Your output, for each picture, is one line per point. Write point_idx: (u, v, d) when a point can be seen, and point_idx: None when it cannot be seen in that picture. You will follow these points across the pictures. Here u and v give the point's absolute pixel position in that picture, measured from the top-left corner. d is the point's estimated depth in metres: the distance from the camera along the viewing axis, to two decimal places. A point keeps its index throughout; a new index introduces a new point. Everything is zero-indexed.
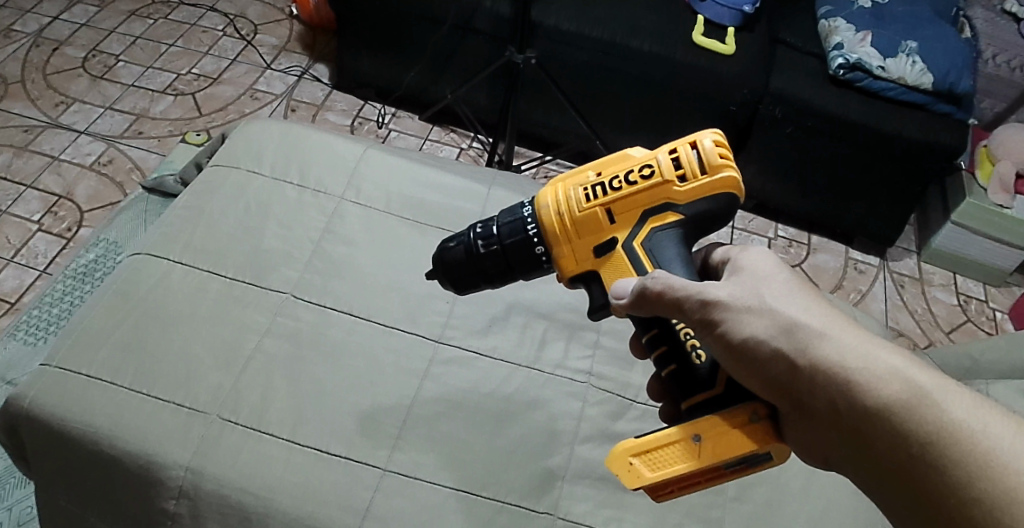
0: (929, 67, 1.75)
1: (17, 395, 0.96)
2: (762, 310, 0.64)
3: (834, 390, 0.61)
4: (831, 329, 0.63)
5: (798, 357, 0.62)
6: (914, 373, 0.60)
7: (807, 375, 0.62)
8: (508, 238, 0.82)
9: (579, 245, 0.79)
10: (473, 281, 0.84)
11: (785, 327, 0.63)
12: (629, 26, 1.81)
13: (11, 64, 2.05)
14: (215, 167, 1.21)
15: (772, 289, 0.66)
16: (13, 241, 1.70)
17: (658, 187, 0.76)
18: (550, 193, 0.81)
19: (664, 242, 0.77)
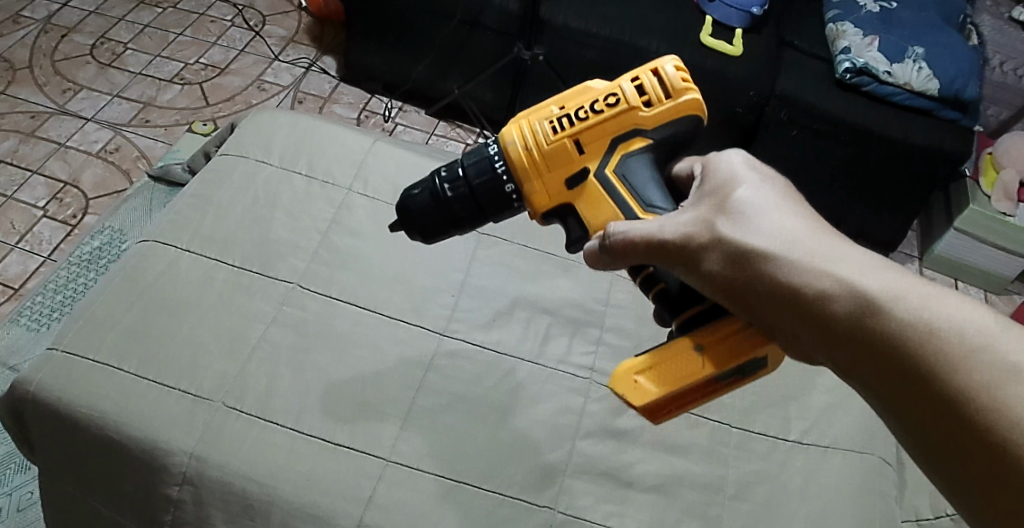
0: (935, 73, 1.76)
1: (23, 379, 0.96)
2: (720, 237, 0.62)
3: (795, 305, 0.58)
4: (789, 242, 0.59)
5: (757, 278, 0.60)
6: (879, 272, 0.55)
7: (767, 296, 0.60)
8: (476, 178, 0.80)
9: (550, 179, 0.78)
10: (443, 229, 0.82)
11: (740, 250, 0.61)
12: (638, 24, 1.81)
13: (19, 50, 2.06)
14: (224, 155, 1.22)
15: (734, 213, 0.63)
16: (17, 226, 1.70)
17: (624, 115, 0.76)
18: (513, 131, 0.79)
19: (637, 167, 0.77)
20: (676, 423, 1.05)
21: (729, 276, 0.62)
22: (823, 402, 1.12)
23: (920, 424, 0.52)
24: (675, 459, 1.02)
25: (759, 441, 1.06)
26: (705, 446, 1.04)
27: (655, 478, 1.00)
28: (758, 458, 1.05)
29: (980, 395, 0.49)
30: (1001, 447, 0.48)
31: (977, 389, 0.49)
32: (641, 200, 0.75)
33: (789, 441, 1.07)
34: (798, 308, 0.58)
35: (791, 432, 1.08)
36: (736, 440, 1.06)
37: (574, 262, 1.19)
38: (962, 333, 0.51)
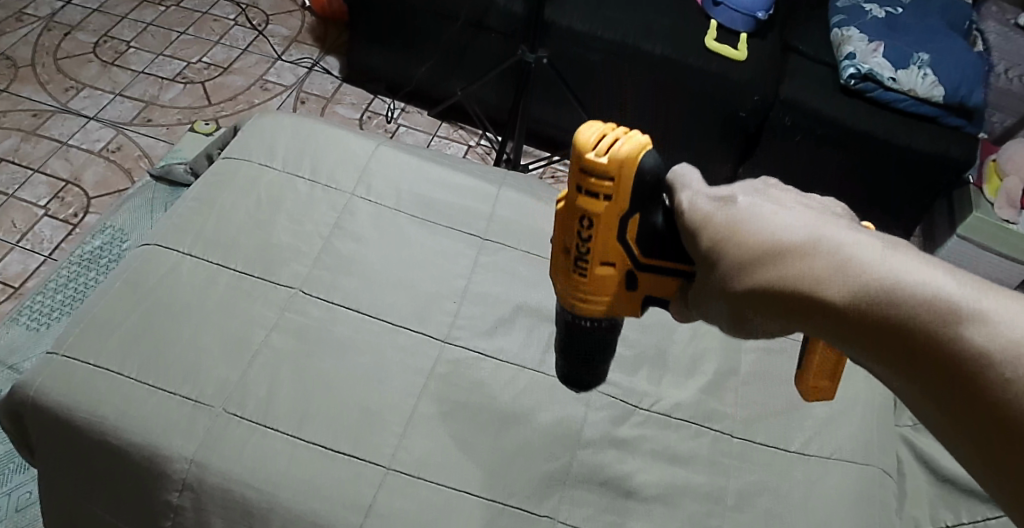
0: (940, 80, 1.74)
1: (24, 383, 0.96)
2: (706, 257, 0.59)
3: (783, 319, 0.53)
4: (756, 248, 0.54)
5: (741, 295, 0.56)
6: (836, 258, 0.49)
7: (755, 308, 0.55)
8: (568, 333, 0.78)
9: (620, 299, 0.72)
10: (593, 374, 0.83)
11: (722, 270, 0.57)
12: (642, 28, 1.80)
13: (22, 48, 2.05)
14: (227, 158, 1.21)
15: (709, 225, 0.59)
16: (18, 225, 1.70)
17: (603, 220, 0.66)
18: (564, 295, 0.74)
19: (657, 238, 0.67)
20: (677, 433, 1.05)
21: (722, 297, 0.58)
22: (825, 413, 1.11)
23: (933, 413, 0.46)
24: (676, 468, 1.02)
25: (760, 451, 1.06)
26: (706, 456, 1.03)
27: (655, 488, 0.99)
28: (760, 469, 1.04)
29: (974, 371, 0.43)
30: (1015, 429, 0.41)
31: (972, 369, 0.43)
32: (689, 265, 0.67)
33: (791, 451, 1.07)
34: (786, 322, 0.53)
35: (792, 442, 1.07)
36: (737, 450, 1.05)
37: None
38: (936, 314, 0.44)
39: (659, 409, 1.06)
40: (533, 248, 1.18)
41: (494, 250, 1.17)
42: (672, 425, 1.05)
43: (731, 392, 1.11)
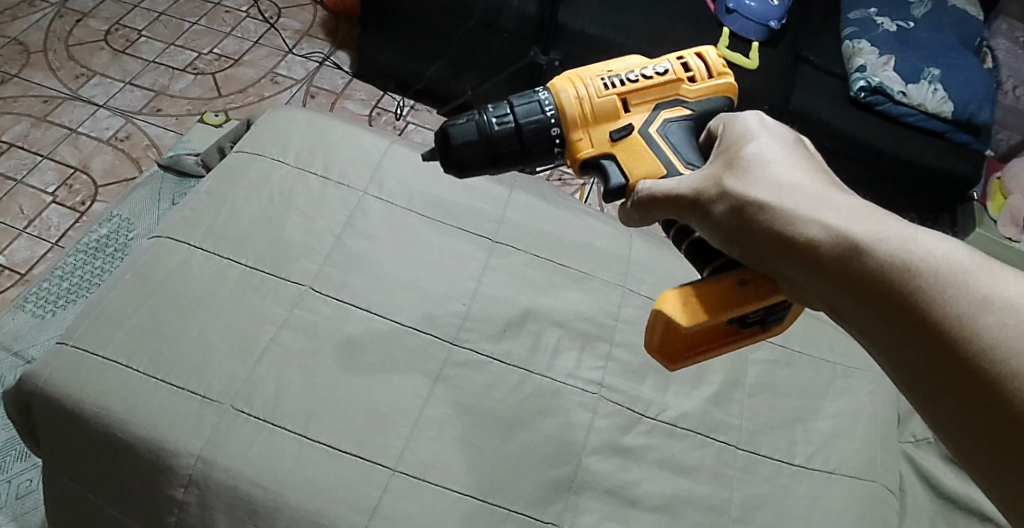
0: (950, 96, 1.75)
1: (33, 373, 0.96)
2: (730, 189, 0.67)
3: (788, 244, 0.62)
4: (783, 189, 0.65)
5: (753, 218, 0.65)
6: (867, 220, 0.59)
7: (766, 242, 0.64)
8: (524, 120, 0.80)
9: (596, 129, 0.81)
10: (480, 164, 0.81)
11: (745, 197, 0.66)
12: (655, 33, 1.80)
13: (34, 33, 2.05)
14: (240, 152, 1.21)
15: (742, 168, 0.68)
16: (26, 211, 1.70)
17: (670, 85, 0.82)
18: (568, 86, 0.81)
19: (680, 131, 0.80)
20: (683, 443, 1.05)
21: (732, 220, 0.67)
22: (828, 427, 1.12)
23: (902, 354, 0.55)
24: (680, 479, 1.02)
25: (764, 464, 1.06)
26: (710, 467, 1.04)
27: (659, 498, 1.00)
28: (763, 481, 1.04)
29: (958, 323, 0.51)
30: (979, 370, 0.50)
31: (953, 324, 0.52)
32: (678, 155, 0.78)
33: (795, 465, 1.07)
34: (790, 245, 0.62)
35: (796, 456, 1.08)
36: (741, 463, 1.05)
37: (585, 275, 1.18)
38: (939, 274, 0.54)
39: (664, 418, 1.06)
40: (542, 253, 1.18)
41: (504, 253, 1.17)
42: (677, 435, 1.05)
43: (736, 403, 1.11)
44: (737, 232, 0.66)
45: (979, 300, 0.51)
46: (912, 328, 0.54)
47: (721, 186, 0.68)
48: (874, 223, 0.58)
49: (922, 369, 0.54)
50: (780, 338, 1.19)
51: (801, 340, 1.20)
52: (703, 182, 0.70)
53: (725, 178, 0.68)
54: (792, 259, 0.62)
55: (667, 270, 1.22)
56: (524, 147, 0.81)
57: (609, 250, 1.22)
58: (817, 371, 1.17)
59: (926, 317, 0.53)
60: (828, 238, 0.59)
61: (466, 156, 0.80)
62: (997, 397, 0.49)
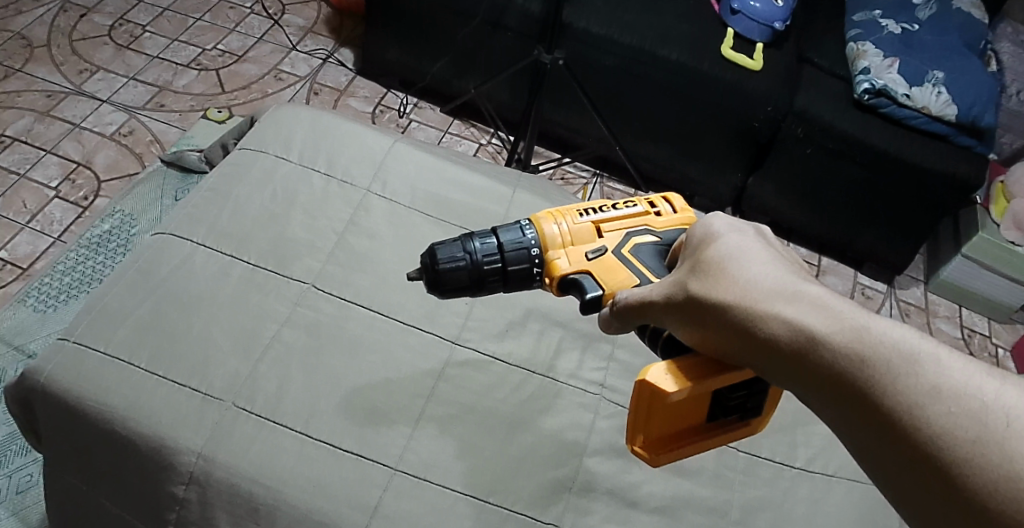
0: (954, 99, 1.74)
1: (35, 369, 0.96)
2: (695, 297, 0.64)
3: (760, 352, 0.59)
4: (742, 280, 0.61)
5: (721, 328, 0.61)
6: (823, 310, 0.56)
7: (729, 336, 0.61)
8: (507, 250, 0.82)
9: (573, 254, 0.81)
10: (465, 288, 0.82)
11: (709, 306, 0.62)
12: (660, 34, 1.79)
13: (37, 28, 2.05)
14: (244, 149, 1.21)
15: (704, 270, 0.65)
16: (29, 206, 1.70)
17: (642, 217, 0.83)
18: (548, 216, 0.83)
19: (653, 254, 0.79)
20: None
21: (703, 328, 0.64)
22: (828, 430, 1.11)
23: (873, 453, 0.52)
24: (681, 481, 1.02)
25: (765, 466, 1.06)
26: (711, 470, 1.04)
27: (660, 500, 0.99)
28: (763, 484, 1.04)
29: (918, 421, 0.49)
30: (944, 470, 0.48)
31: (915, 421, 0.49)
32: (651, 274, 0.77)
33: (796, 467, 1.07)
34: (762, 353, 0.59)
35: (797, 459, 1.08)
36: (742, 465, 1.05)
37: None
38: (896, 368, 0.51)
39: None
40: None
41: None
42: None
43: None
44: (711, 339, 0.63)
45: (948, 404, 0.48)
46: (878, 426, 0.51)
47: (687, 292, 0.65)
48: (834, 325, 0.54)
49: (899, 473, 0.51)
50: None
51: None
52: (672, 287, 0.67)
53: (691, 282, 0.65)
54: (757, 354, 0.59)
55: None
56: (507, 267, 0.82)
57: None
58: None
59: (889, 415, 0.50)
60: (794, 346, 0.56)
61: (450, 272, 0.81)
62: (967, 498, 0.47)
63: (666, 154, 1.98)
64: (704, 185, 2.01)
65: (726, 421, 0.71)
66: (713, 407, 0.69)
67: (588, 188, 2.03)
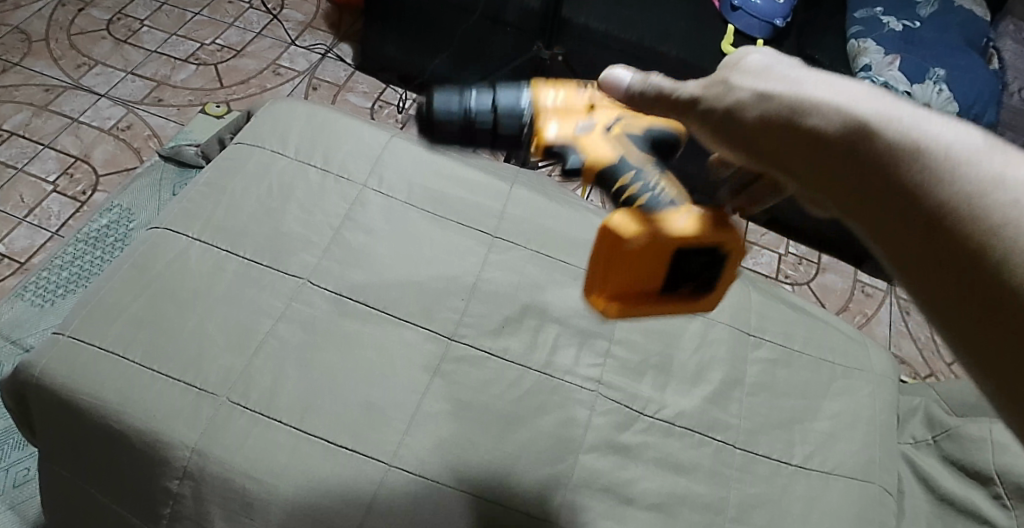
0: (955, 96, 1.74)
1: (29, 363, 0.96)
2: (731, 89, 0.62)
3: (800, 142, 0.58)
4: (789, 77, 0.60)
5: (758, 117, 0.59)
6: (877, 104, 0.55)
7: (769, 127, 0.59)
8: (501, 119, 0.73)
9: (566, 121, 0.74)
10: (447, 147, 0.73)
11: (748, 97, 0.60)
12: (659, 30, 1.79)
13: (36, 22, 2.04)
14: (240, 144, 1.21)
15: (741, 65, 0.62)
16: (27, 200, 1.69)
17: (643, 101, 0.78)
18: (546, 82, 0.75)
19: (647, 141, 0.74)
20: (680, 441, 1.04)
21: (733, 122, 0.61)
22: (826, 428, 1.12)
23: (905, 241, 0.52)
24: (677, 478, 1.01)
25: (762, 464, 1.06)
26: (707, 467, 1.03)
27: (656, 496, 0.99)
28: (760, 481, 1.04)
29: (967, 208, 0.49)
30: (990, 253, 0.48)
31: (969, 209, 0.49)
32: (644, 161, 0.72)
33: (792, 465, 1.07)
34: (801, 143, 0.58)
35: (794, 456, 1.08)
36: (739, 462, 1.05)
37: (585, 272, 1.17)
38: (951, 157, 0.51)
39: (661, 416, 1.06)
40: (542, 249, 1.17)
41: (504, 248, 1.16)
42: (675, 433, 1.05)
43: (735, 402, 1.10)
44: (739, 134, 0.61)
45: (1004, 192, 0.49)
46: (919, 213, 0.51)
47: (722, 86, 0.62)
48: (890, 117, 0.54)
49: (929, 262, 0.51)
50: (780, 337, 1.20)
51: (801, 340, 1.21)
52: (701, 83, 0.64)
53: (726, 77, 0.62)
54: (796, 145, 0.58)
55: None
56: (495, 129, 0.73)
57: None
58: (817, 371, 1.18)
59: (937, 201, 0.51)
60: (844, 134, 0.55)
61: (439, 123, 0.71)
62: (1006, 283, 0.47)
63: None
64: None
65: (681, 294, 0.70)
66: (674, 272, 0.68)
67: None
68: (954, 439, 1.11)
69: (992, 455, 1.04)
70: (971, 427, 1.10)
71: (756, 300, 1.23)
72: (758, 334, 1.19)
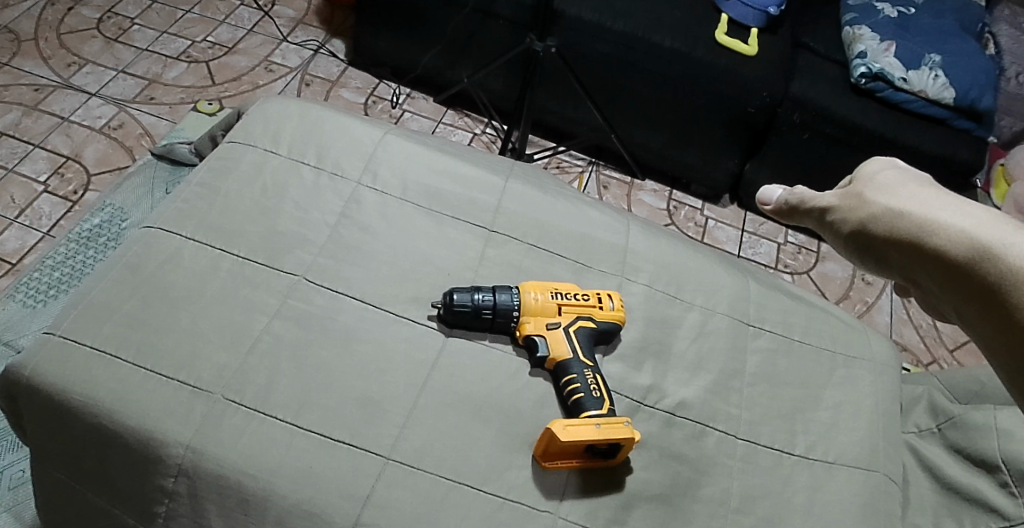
0: (952, 82, 1.72)
1: (20, 362, 0.95)
2: (860, 202, 0.74)
3: (911, 248, 0.68)
4: (906, 197, 0.71)
5: (875, 228, 0.71)
6: (975, 219, 0.64)
7: (884, 237, 0.71)
8: None
9: None
10: None
11: (869, 211, 0.72)
12: (652, 21, 1.77)
13: (25, 22, 2.03)
14: (231, 141, 1.19)
15: (873, 182, 0.75)
16: (17, 201, 1.68)
17: None
18: None
19: None
20: (682, 433, 1.03)
21: (858, 230, 0.73)
22: (827, 418, 1.12)
23: (993, 342, 0.61)
24: (679, 469, 1.00)
25: (764, 454, 1.05)
26: (709, 458, 1.02)
27: (658, 488, 0.98)
28: (762, 472, 1.04)
29: None
30: None
31: None
32: None
33: (795, 455, 1.07)
34: (913, 248, 0.68)
35: (796, 446, 1.08)
36: (741, 453, 1.04)
37: (583, 265, 1.16)
38: None
39: (663, 407, 1.05)
40: (538, 242, 1.16)
41: (500, 243, 1.14)
42: (676, 424, 1.04)
43: (736, 393, 1.10)
44: (864, 240, 0.73)
45: None
46: (1002, 319, 0.60)
47: (853, 199, 0.75)
48: (985, 232, 0.62)
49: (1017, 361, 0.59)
50: (780, 328, 1.19)
51: (801, 329, 1.20)
52: (838, 195, 0.77)
53: (858, 191, 0.75)
54: (909, 253, 0.69)
55: (666, 258, 1.21)
56: None
57: (608, 241, 1.20)
58: (818, 360, 1.18)
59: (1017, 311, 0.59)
60: (941, 246, 0.65)
61: None
62: None
63: (661, 142, 1.95)
64: (700, 172, 1.97)
65: None
66: None
67: (584, 176, 2.01)
68: (959, 428, 1.10)
69: (996, 443, 1.03)
70: (974, 415, 1.09)
71: (754, 291, 1.23)
72: (758, 325, 1.18)
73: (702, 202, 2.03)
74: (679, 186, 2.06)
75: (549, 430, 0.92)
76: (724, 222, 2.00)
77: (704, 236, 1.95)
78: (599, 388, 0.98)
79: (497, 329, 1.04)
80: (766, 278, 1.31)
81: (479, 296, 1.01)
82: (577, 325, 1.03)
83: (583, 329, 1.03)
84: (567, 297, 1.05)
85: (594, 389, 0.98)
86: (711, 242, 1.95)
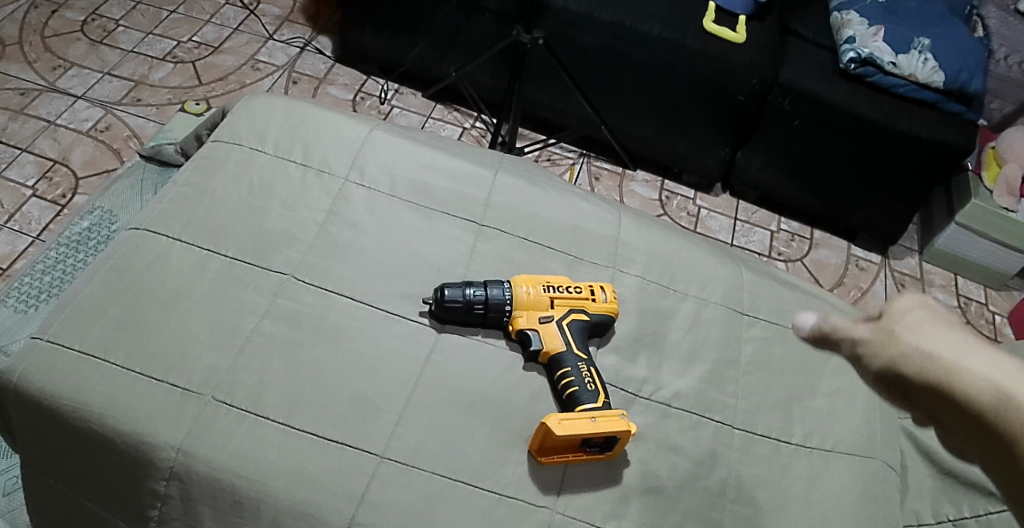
0: (941, 65, 1.70)
1: (7, 369, 0.93)
2: (894, 342, 0.64)
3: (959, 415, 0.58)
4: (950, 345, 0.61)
5: (912, 379, 0.62)
6: None
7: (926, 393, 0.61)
8: None
9: None
10: None
11: (907, 356, 0.63)
12: (640, 10, 1.75)
13: (8, 25, 2.00)
14: (217, 141, 1.18)
15: (906, 318, 0.65)
16: (6, 205, 1.66)
17: None
18: None
19: None
20: (678, 423, 1.03)
21: (892, 376, 0.64)
22: (824, 405, 1.11)
23: None
24: (677, 459, 1.00)
25: (762, 443, 1.05)
26: (706, 448, 1.02)
27: (656, 480, 0.97)
28: (760, 461, 1.03)
29: None
30: None
31: None
32: None
33: (793, 444, 1.06)
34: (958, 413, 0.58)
35: (794, 435, 1.07)
36: (739, 443, 1.04)
37: (575, 258, 1.15)
38: None
39: (659, 398, 1.04)
40: (529, 235, 1.15)
41: (491, 237, 1.13)
42: (673, 414, 1.03)
43: (732, 382, 1.09)
44: (899, 387, 0.64)
45: None
46: None
47: (886, 336, 0.65)
48: None
49: None
50: (775, 316, 1.19)
51: (795, 317, 1.20)
52: (868, 328, 0.67)
53: (891, 327, 0.65)
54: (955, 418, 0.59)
55: (658, 248, 1.20)
56: None
57: (599, 233, 1.19)
58: (813, 347, 1.17)
59: None
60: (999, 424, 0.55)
61: None
62: None
63: (651, 132, 1.94)
64: (691, 162, 1.96)
65: None
66: None
67: (575, 168, 2.00)
68: None
69: None
70: None
71: (748, 279, 1.22)
72: (752, 314, 1.18)
73: (694, 192, 2.03)
74: (670, 176, 2.05)
75: (545, 425, 0.91)
76: (716, 211, 1.99)
77: (697, 226, 1.95)
78: (594, 381, 0.97)
79: (490, 323, 1.03)
80: (759, 266, 1.31)
81: (471, 290, 1.00)
82: (570, 318, 1.02)
83: (576, 322, 1.02)
84: (559, 290, 1.04)
85: (588, 382, 0.97)
86: (704, 232, 1.95)
